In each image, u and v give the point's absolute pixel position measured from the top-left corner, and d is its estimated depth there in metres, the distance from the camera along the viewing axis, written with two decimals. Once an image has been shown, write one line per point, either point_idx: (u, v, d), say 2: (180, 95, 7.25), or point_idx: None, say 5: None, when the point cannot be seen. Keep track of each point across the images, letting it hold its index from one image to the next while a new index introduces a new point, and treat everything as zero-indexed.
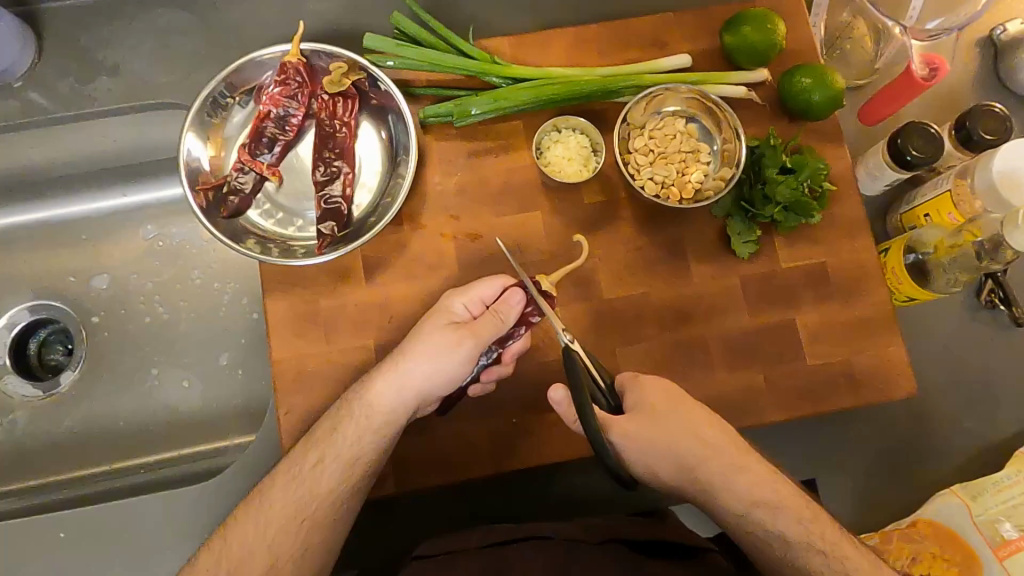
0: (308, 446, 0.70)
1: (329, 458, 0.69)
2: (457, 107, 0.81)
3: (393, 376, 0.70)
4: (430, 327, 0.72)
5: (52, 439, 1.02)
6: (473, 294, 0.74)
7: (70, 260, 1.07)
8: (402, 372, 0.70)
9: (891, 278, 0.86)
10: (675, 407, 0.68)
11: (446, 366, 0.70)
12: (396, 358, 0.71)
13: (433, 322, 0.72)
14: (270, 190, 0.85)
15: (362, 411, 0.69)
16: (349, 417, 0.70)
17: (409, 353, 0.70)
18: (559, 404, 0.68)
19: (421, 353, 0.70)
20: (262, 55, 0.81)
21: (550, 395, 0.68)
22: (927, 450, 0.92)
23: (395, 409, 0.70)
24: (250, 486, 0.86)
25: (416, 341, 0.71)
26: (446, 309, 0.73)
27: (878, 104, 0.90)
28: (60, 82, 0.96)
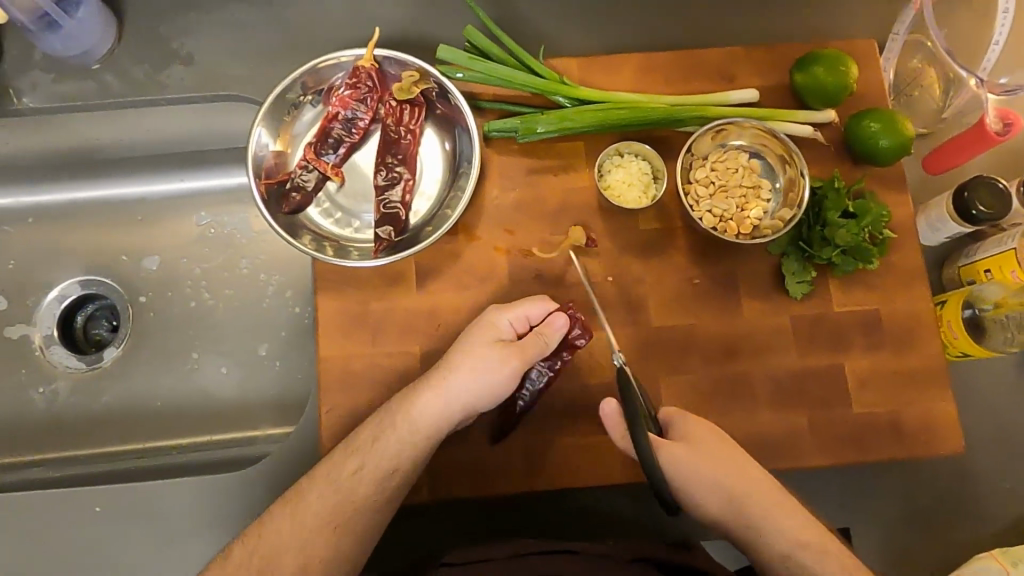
0: (348, 453, 0.70)
1: (370, 465, 0.69)
2: (523, 123, 0.81)
3: (438, 389, 0.70)
4: (475, 342, 0.72)
5: (90, 412, 1.04)
6: (518, 311, 0.75)
7: (123, 239, 1.09)
8: (448, 385, 0.70)
9: (945, 332, 0.85)
10: (718, 440, 0.69)
11: (493, 383, 0.71)
12: (441, 371, 0.72)
13: (479, 338, 0.73)
14: (331, 190, 0.87)
15: (405, 423, 0.70)
16: (391, 426, 0.70)
17: (455, 367, 0.71)
18: (609, 417, 0.70)
19: (468, 370, 0.71)
20: (337, 57, 0.82)
21: (601, 409, 0.70)
22: (967, 510, 0.90)
23: (438, 421, 0.70)
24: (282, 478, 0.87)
25: (461, 355, 0.72)
26: (491, 324, 0.74)
27: (945, 155, 0.89)
28: (135, 68, 1.00)
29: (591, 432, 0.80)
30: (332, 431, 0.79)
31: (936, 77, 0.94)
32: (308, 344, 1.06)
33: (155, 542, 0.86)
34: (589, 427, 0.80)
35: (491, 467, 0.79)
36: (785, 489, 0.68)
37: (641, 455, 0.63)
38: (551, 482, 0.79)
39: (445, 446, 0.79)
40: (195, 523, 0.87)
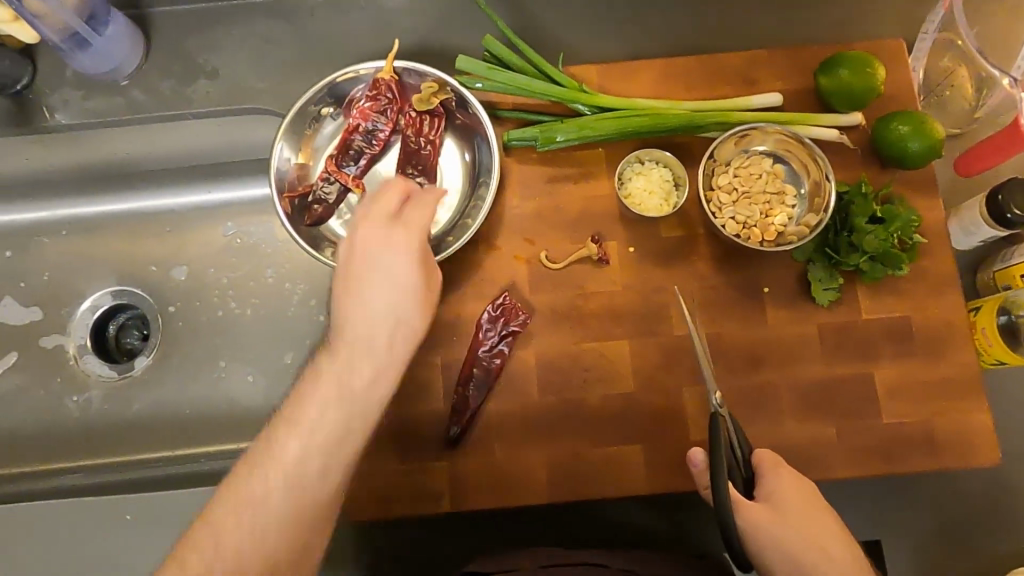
0: (282, 482, 0.59)
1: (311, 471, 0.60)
2: (542, 133, 0.81)
3: (370, 358, 0.63)
4: (400, 276, 0.65)
5: (122, 420, 1.06)
6: (421, 213, 0.67)
7: (153, 250, 1.11)
8: (383, 345, 0.64)
9: (979, 339, 0.82)
10: (797, 503, 0.66)
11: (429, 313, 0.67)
12: (374, 328, 0.64)
13: (404, 266, 0.65)
14: (352, 203, 0.87)
15: (345, 402, 0.62)
16: (330, 412, 0.61)
17: (391, 326, 0.64)
18: (696, 467, 0.68)
19: (408, 327, 0.65)
20: (356, 71, 0.83)
21: (689, 457, 0.69)
22: (1004, 523, 0.87)
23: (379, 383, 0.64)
24: None
25: (398, 305, 0.65)
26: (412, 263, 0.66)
27: (981, 154, 0.86)
28: (162, 84, 1.02)
29: (612, 443, 0.79)
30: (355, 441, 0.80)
31: (968, 76, 0.91)
32: None
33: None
34: (611, 438, 0.80)
35: (514, 479, 0.79)
36: (827, 515, 0.66)
37: (719, 503, 0.59)
38: (573, 493, 0.79)
39: (466, 457, 0.79)
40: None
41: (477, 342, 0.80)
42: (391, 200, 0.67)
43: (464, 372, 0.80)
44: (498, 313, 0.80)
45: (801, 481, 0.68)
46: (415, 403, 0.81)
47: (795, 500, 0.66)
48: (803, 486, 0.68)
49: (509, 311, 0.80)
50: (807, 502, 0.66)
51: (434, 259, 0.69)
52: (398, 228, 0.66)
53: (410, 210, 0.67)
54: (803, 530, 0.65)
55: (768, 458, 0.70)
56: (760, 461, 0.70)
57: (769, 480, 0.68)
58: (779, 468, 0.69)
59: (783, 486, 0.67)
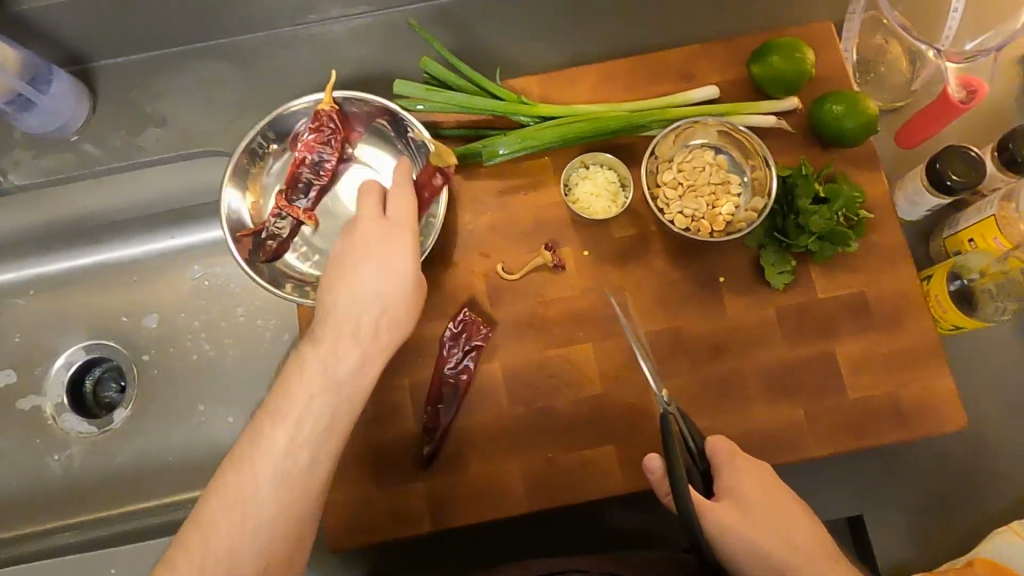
0: (292, 446, 0.64)
1: (327, 435, 0.67)
2: (485, 147, 0.82)
3: (364, 342, 0.70)
4: (402, 260, 0.72)
5: (106, 473, 1.06)
6: (393, 212, 0.74)
7: (122, 301, 1.11)
8: (376, 338, 0.71)
9: (933, 306, 0.83)
10: (759, 493, 0.68)
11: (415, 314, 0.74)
12: (376, 319, 0.71)
13: (401, 257, 0.72)
14: (307, 234, 0.88)
15: (343, 388, 0.68)
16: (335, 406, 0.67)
17: (373, 298, 0.70)
18: (654, 472, 0.71)
19: (399, 307, 0.72)
20: (295, 106, 0.84)
21: (645, 465, 0.71)
22: (983, 485, 0.89)
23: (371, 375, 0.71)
24: None
25: (401, 282, 0.72)
26: (408, 248, 0.73)
27: (915, 126, 0.88)
28: (114, 135, 1.03)
29: (586, 446, 0.80)
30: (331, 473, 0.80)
31: (901, 52, 0.94)
32: None
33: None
34: (585, 442, 0.80)
35: (493, 493, 0.79)
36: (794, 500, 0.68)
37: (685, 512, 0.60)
38: (554, 501, 0.79)
39: (444, 475, 0.79)
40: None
41: (442, 360, 0.81)
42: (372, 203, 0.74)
43: (432, 394, 0.80)
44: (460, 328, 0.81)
45: (755, 466, 0.70)
46: (387, 427, 0.81)
47: (755, 491, 0.68)
48: (758, 470, 0.70)
49: (470, 328, 0.81)
50: (768, 486, 0.69)
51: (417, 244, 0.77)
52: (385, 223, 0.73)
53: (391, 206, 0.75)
54: (769, 518, 0.67)
55: (724, 447, 0.71)
56: (716, 450, 0.71)
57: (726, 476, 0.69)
58: (735, 457, 0.70)
59: (740, 474, 0.69)
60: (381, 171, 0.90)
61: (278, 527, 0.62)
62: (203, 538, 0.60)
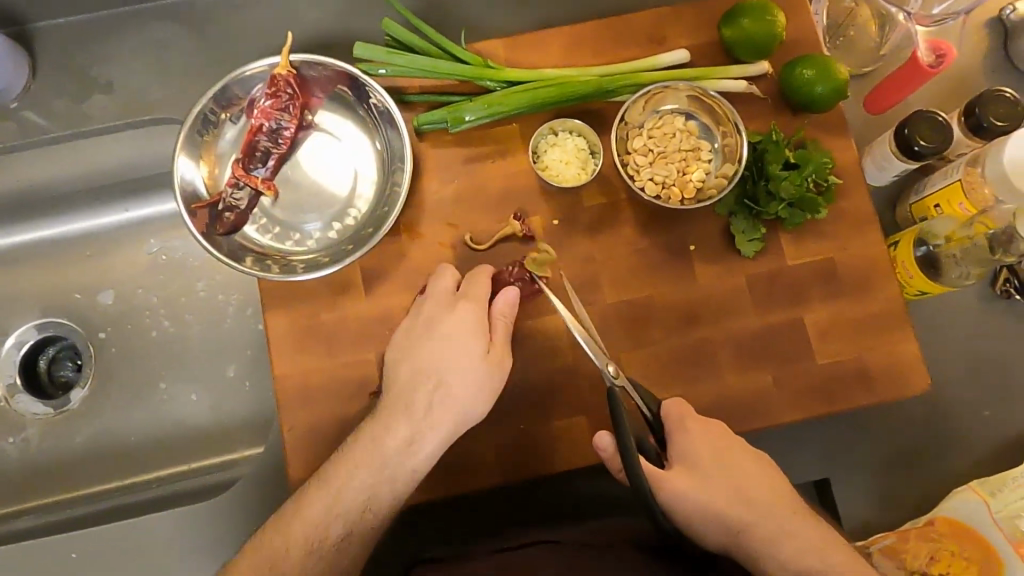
0: (328, 515, 0.67)
1: (377, 511, 0.68)
2: (451, 113, 0.79)
3: (432, 426, 0.68)
4: (468, 355, 0.69)
5: (64, 455, 1.02)
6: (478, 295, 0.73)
7: (75, 277, 1.07)
8: (444, 423, 0.68)
9: (901, 272, 0.84)
10: (715, 454, 0.68)
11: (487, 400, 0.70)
12: (443, 411, 0.68)
13: (469, 347, 0.70)
14: (266, 205, 0.85)
15: (403, 474, 0.68)
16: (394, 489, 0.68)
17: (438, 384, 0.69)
18: (605, 450, 0.69)
19: (469, 395, 0.69)
20: (250, 70, 0.80)
21: (595, 443, 0.69)
22: (945, 445, 0.91)
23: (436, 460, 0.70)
24: (274, 495, 0.92)
25: (464, 371, 0.69)
26: (473, 329, 0.71)
27: (883, 93, 0.88)
28: (56, 102, 0.97)
29: (558, 418, 0.79)
30: (298, 450, 0.78)
31: (868, 14, 0.92)
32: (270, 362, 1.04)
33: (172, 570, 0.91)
34: (556, 414, 0.79)
35: (466, 466, 0.78)
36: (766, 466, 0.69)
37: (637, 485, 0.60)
38: (526, 473, 0.79)
39: None
40: (211, 546, 0.91)
41: None
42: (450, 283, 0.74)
43: None
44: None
45: (705, 426, 0.69)
46: (355, 403, 0.79)
47: (710, 454, 0.67)
48: (710, 431, 0.69)
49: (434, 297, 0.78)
50: (723, 444, 0.69)
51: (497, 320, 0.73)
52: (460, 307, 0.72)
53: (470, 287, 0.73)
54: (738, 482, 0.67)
55: (676, 411, 0.70)
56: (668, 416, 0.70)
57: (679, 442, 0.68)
58: (686, 422, 0.69)
59: (693, 437, 0.68)
60: (343, 139, 0.87)
61: (298, 567, 0.66)
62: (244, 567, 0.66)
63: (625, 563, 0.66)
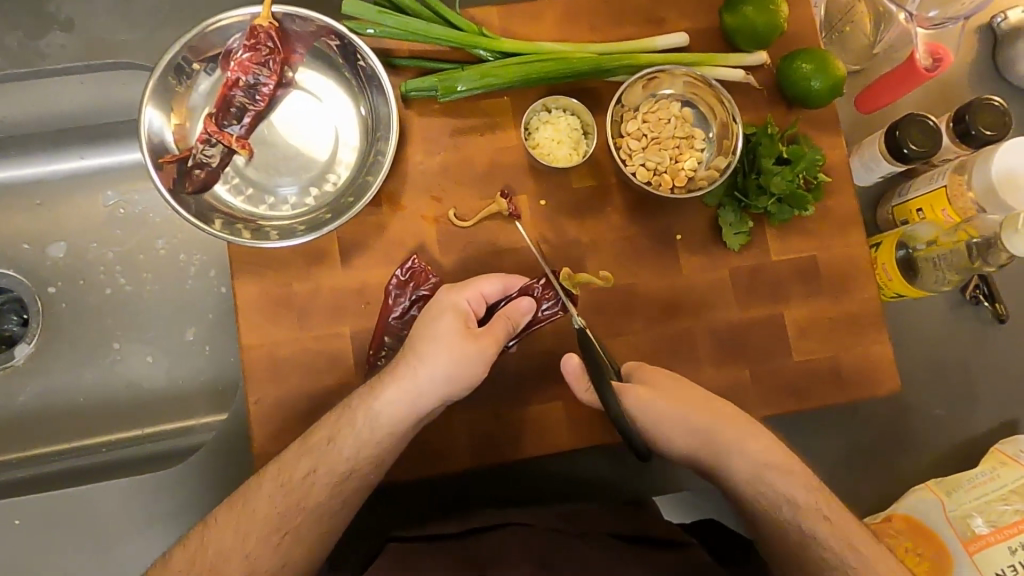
0: (304, 479, 0.66)
1: (347, 467, 0.66)
2: (442, 82, 0.76)
3: (393, 400, 0.66)
4: (444, 330, 0.66)
5: (5, 413, 0.96)
6: (482, 294, 0.70)
7: (23, 225, 1.00)
8: (408, 399, 0.66)
9: (880, 274, 0.85)
10: (698, 428, 0.67)
11: (463, 382, 0.66)
12: (409, 375, 0.66)
13: (445, 324, 0.66)
14: (239, 164, 0.80)
15: (366, 433, 0.66)
16: (358, 440, 0.66)
17: (421, 376, 0.65)
18: (570, 373, 0.70)
19: (435, 367, 0.65)
20: (227, 19, 0.74)
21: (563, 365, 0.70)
22: (903, 443, 0.95)
23: (402, 426, 0.67)
24: (236, 464, 0.90)
25: (433, 346, 0.65)
26: (456, 309, 0.67)
27: (874, 94, 0.88)
28: (7, 36, 0.89)
29: (532, 402, 0.78)
30: (263, 424, 0.75)
31: (866, 11, 0.89)
32: (234, 327, 1.00)
33: (126, 532, 0.89)
34: (532, 398, 0.78)
35: (438, 447, 0.77)
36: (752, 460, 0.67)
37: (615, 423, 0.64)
38: (498, 456, 0.77)
39: None
40: (170, 513, 0.89)
41: (386, 310, 0.75)
42: (474, 282, 0.69)
43: (375, 341, 0.75)
44: (405, 277, 0.75)
45: (689, 393, 0.69)
46: (325, 378, 0.76)
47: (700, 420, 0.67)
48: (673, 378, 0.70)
49: (415, 275, 0.75)
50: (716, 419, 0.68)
51: (500, 321, 0.69)
52: (461, 304, 0.68)
53: (486, 287, 0.70)
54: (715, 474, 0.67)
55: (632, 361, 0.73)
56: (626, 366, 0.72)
57: (655, 415, 0.67)
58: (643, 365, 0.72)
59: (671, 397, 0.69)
60: (324, 100, 0.82)
61: (267, 543, 0.64)
62: (217, 545, 0.64)
63: (596, 555, 0.67)
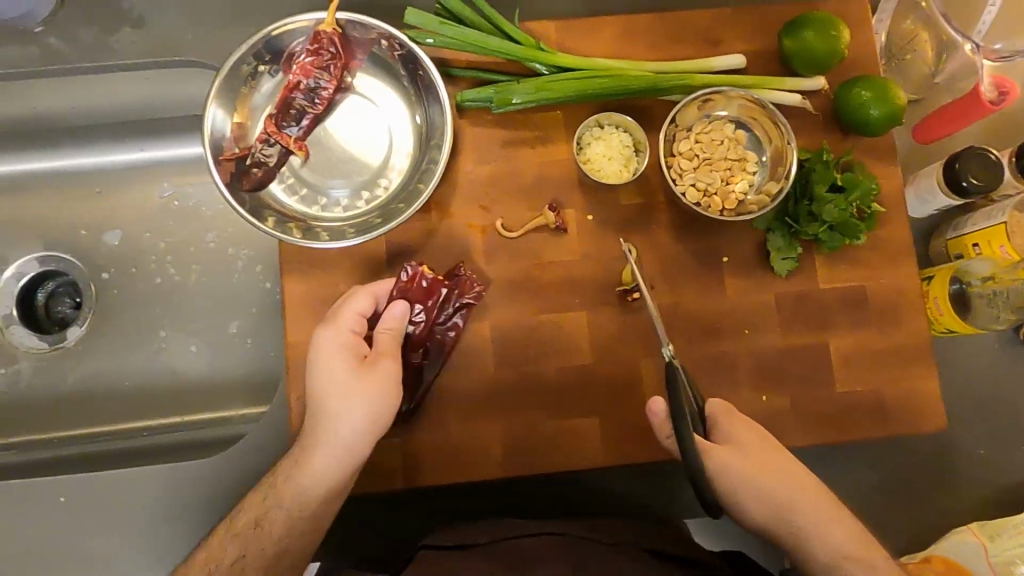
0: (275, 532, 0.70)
1: None
2: (498, 93, 0.77)
3: (324, 447, 0.69)
4: (345, 375, 0.70)
5: (55, 393, 1.00)
6: (360, 318, 0.72)
7: (82, 213, 1.04)
8: (336, 443, 0.69)
9: (930, 308, 0.84)
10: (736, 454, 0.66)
11: (381, 415, 0.70)
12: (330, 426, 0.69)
13: (344, 362, 0.70)
14: (295, 165, 0.82)
15: (312, 483, 0.69)
16: (305, 490, 0.69)
17: (343, 416, 0.69)
18: (656, 415, 0.69)
19: (350, 406, 0.69)
20: (293, 23, 0.76)
21: (649, 406, 0.70)
22: (945, 483, 0.92)
23: (345, 466, 0.70)
24: None
25: (342, 388, 0.69)
26: (346, 346, 0.71)
27: (933, 124, 0.86)
28: (78, 31, 0.91)
29: (567, 416, 0.78)
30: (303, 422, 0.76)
31: (929, 40, 0.89)
32: (279, 323, 1.02)
33: (137, 530, 0.86)
34: (569, 412, 0.78)
35: (471, 455, 0.77)
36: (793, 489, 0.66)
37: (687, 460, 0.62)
38: (532, 469, 0.77)
39: (420, 432, 0.77)
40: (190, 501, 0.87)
41: (429, 316, 0.77)
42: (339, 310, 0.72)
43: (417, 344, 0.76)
44: (451, 284, 0.76)
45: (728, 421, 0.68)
46: None
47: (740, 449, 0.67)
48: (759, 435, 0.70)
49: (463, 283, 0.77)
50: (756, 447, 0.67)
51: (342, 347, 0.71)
52: (339, 336, 0.71)
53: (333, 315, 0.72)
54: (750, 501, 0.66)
55: (719, 407, 0.71)
56: (711, 411, 0.71)
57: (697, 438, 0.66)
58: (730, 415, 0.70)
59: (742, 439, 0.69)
60: (381, 106, 0.84)
61: None
62: None
63: None
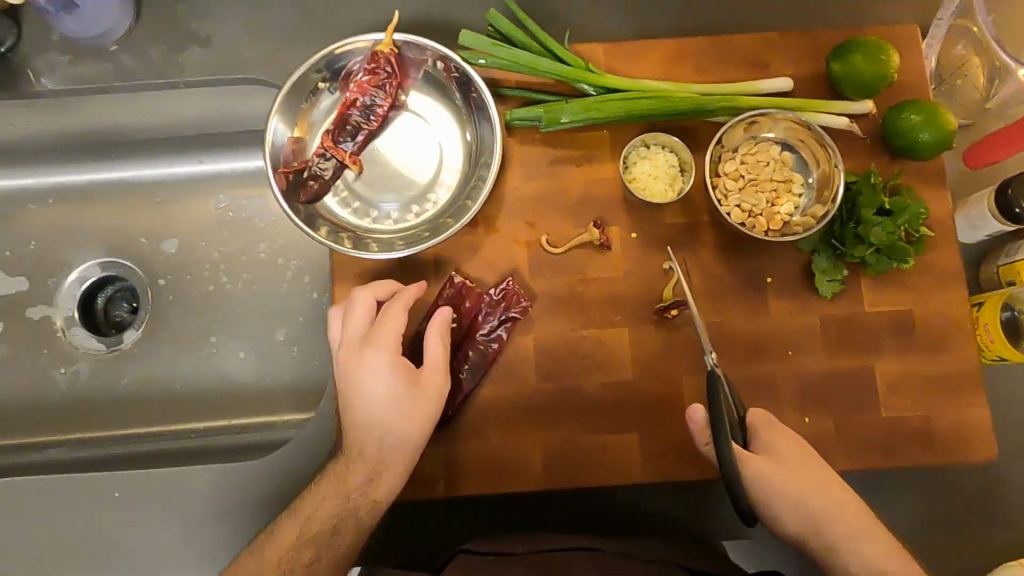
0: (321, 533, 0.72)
1: None
2: (547, 112, 0.79)
3: (376, 455, 0.71)
4: (391, 385, 0.71)
5: (112, 393, 1.04)
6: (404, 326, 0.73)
7: (142, 222, 1.08)
8: (387, 451, 0.71)
9: (981, 334, 0.82)
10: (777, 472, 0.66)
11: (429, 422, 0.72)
12: (360, 434, 0.72)
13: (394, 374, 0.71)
14: (350, 178, 0.85)
15: (362, 490, 0.72)
16: (356, 495, 0.72)
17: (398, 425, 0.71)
18: (695, 421, 0.70)
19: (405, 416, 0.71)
20: (352, 43, 0.79)
21: (688, 412, 0.70)
22: (994, 515, 0.90)
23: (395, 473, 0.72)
24: None
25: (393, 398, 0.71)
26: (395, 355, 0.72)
27: (983, 150, 0.85)
28: (152, 48, 0.97)
29: (607, 430, 0.79)
30: None
31: (980, 64, 0.90)
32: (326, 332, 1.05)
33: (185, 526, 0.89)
34: (609, 426, 0.79)
35: (511, 465, 0.78)
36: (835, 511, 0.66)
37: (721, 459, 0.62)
38: (571, 483, 0.78)
39: (461, 443, 0.78)
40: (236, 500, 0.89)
41: (475, 326, 0.79)
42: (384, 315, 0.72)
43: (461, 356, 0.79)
44: (498, 297, 0.79)
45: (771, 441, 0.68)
46: None
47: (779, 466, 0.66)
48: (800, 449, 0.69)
49: (509, 296, 0.79)
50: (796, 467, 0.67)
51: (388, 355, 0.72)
52: (388, 344, 0.72)
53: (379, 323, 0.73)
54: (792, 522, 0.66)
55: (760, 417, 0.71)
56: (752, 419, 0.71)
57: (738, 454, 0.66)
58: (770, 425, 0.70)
59: (781, 451, 0.68)
60: (432, 123, 0.87)
61: None
62: None
63: None
